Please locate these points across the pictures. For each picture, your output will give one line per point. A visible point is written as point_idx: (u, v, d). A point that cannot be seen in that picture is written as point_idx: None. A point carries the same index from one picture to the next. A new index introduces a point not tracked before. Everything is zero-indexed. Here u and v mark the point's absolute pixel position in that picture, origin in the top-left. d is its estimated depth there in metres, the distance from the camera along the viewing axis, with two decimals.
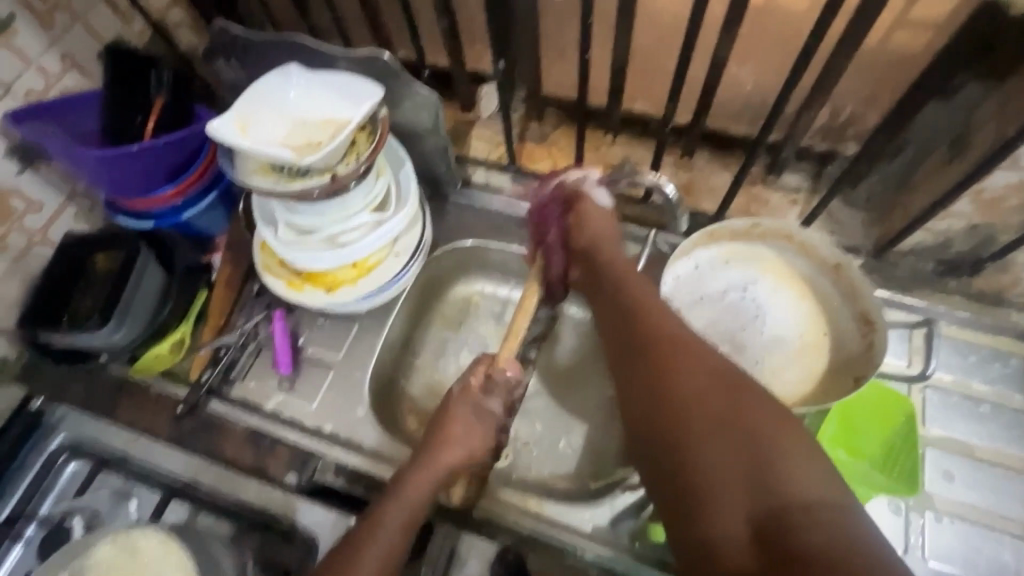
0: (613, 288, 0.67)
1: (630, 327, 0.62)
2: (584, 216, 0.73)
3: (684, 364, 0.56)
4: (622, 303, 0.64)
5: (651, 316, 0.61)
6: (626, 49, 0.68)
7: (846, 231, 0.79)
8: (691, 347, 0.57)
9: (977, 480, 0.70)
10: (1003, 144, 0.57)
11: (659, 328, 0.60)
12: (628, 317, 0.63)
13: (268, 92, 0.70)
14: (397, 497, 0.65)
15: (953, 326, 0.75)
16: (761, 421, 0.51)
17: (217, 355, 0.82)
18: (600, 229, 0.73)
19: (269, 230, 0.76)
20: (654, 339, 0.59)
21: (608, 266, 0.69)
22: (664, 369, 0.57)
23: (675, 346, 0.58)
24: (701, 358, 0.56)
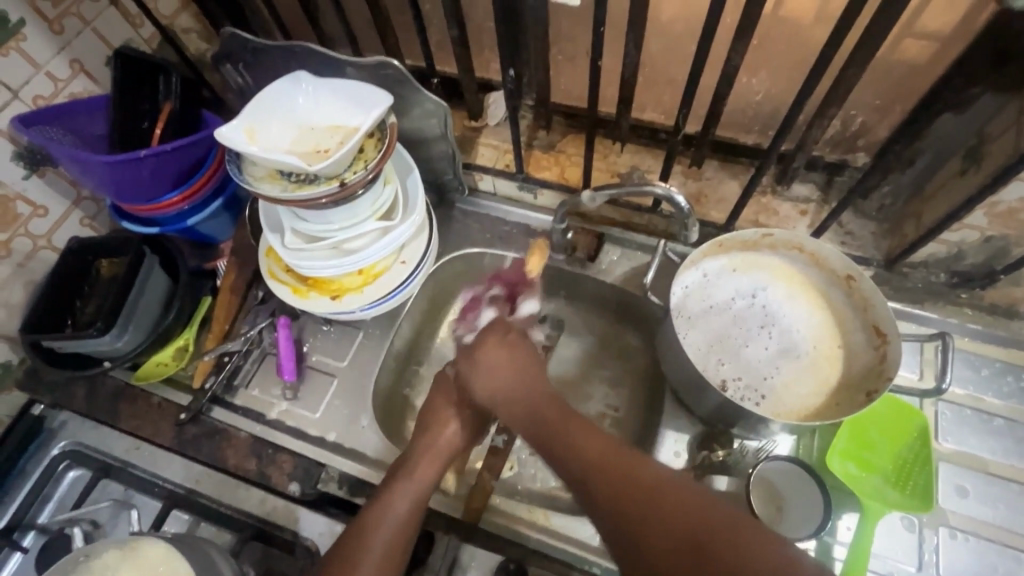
0: (556, 433, 0.64)
1: (591, 480, 0.58)
2: (482, 364, 0.72)
3: (661, 517, 0.53)
4: (572, 452, 0.61)
5: (606, 462, 0.58)
6: (636, 59, 0.67)
7: (857, 242, 0.79)
8: (660, 493, 0.55)
9: (991, 496, 0.69)
10: (1018, 156, 0.56)
11: (621, 479, 0.57)
12: (584, 467, 0.59)
13: (276, 99, 0.70)
14: (390, 500, 0.64)
15: (965, 339, 0.75)
16: (759, 562, 0.48)
17: (220, 362, 0.81)
18: (509, 373, 0.71)
19: (275, 235, 0.75)
20: (620, 495, 0.56)
21: (541, 411, 0.67)
22: (641, 530, 0.53)
23: (643, 496, 0.55)
24: (674, 506, 0.53)
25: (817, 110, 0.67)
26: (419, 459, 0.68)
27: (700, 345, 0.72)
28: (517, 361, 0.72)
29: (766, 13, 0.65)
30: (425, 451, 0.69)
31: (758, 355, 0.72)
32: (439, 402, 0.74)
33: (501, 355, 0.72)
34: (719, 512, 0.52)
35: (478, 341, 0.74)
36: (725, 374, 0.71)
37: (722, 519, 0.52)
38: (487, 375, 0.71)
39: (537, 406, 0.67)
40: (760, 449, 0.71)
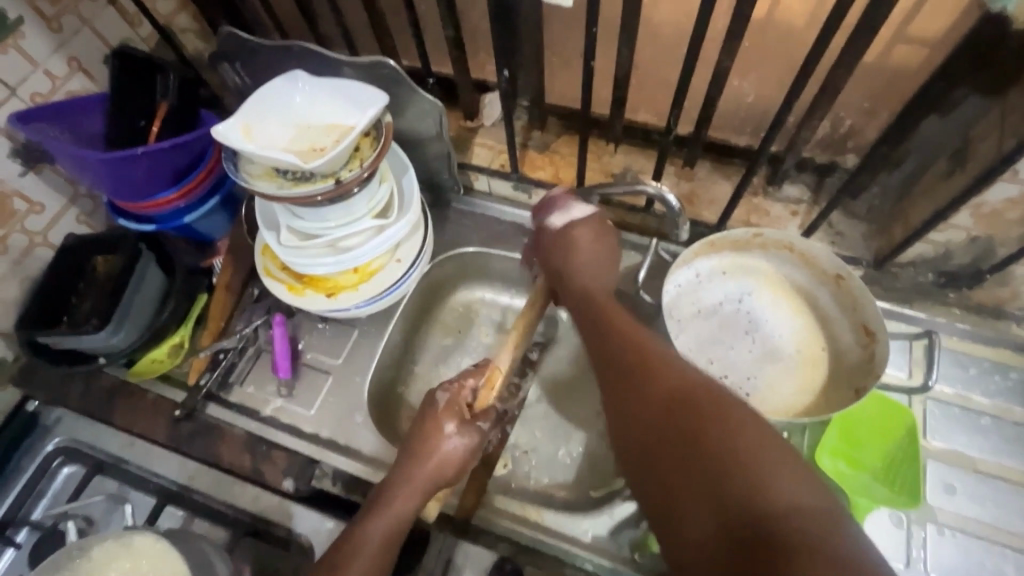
0: (597, 314, 0.66)
1: (610, 353, 0.62)
2: (568, 241, 0.73)
3: (652, 381, 0.56)
4: (604, 332, 0.64)
5: (625, 337, 0.62)
6: (629, 60, 0.68)
7: (847, 242, 0.80)
8: (660, 367, 0.57)
9: (978, 493, 0.70)
10: (1002, 156, 0.57)
11: (636, 354, 0.60)
12: (609, 342, 0.63)
13: (273, 97, 0.70)
14: (362, 539, 0.62)
15: (953, 339, 0.76)
16: (721, 430, 0.49)
17: (215, 360, 0.82)
18: (591, 253, 0.72)
19: (271, 234, 0.76)
20: (626, 365, 0.59)
21: (586, 294, 0.69)
22: (633, 394, 0.56)
23: (638, 365, 0.58)
24: (665, 378, 0.55)
25: (807, 111, 0.68)
26: (396, 495, 0.65)
27: (690, 347, 0.73)
28: (597, 251, 0.72)
29: (757, 16, 0.66)
30: (404, 481, 0.66)
31: (745, 357, 0.73)
32: (428, 424, 0.69)
33: (597, 245, 0.73)
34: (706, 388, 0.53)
35: (569, 228, 0.74)
36: (714, 372, 0.72)
37: (705, 394, 0.52)
38: (577, 256, 0.72)
39: (580, 287, 0.70)
40: None
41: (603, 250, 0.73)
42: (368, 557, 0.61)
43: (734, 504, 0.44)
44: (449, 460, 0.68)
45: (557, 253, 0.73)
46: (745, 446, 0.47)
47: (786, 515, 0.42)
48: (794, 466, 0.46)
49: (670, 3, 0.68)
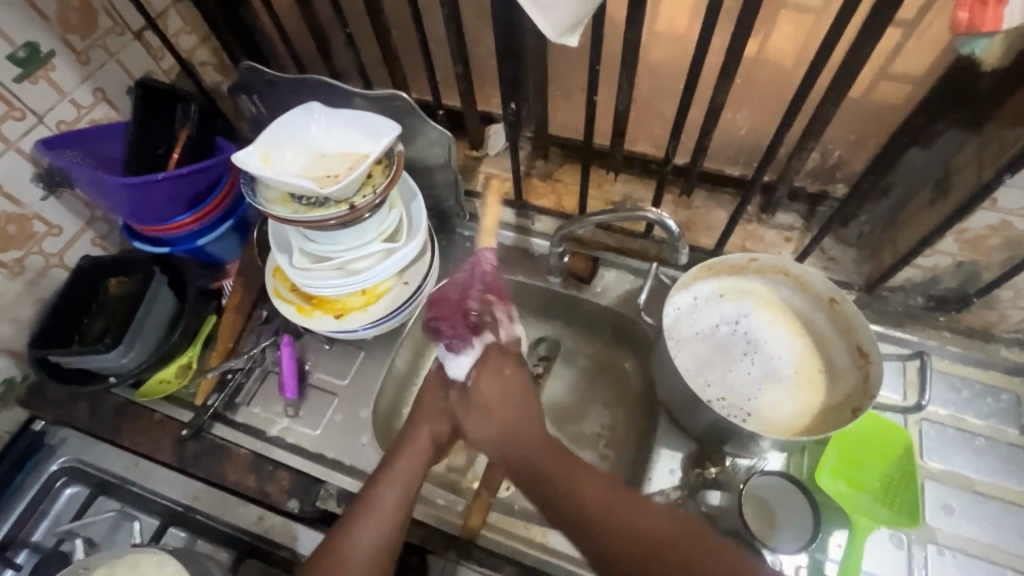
0: (542, 471, 0.62)
1: (618, 542, 0.56)
2: (488, 407, 0.67)
3: (619, 527, 0.57)
4: (519, 452, 0.64)
5: (604, 506, 0.58)
6: (629, 94, 0.72)
7: (838, 267, 0.83)
8: (674, 538, 0.56)
9: (975, 514, 0.71)
10: (981, 186, 0.61)
11: (634, 537, 0.56)
12: (552, 492, 0.60)
13: (290, 127, 0.74)
14: (399, 470, 0.66)
15: (944, 361, 0.78)
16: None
17: (223, 380, 0.83)
18: (517, 417, 0.66)
19: (284, 256, 0.78)
20: (631, 551, 0.55)
21: (527, 441, 0.64)
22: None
23: (580, 504, 0.59)
24: (698, 559, 0.54)
25: (797, 144, 0.71)
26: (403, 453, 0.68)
27: (689, 367, 0.75)
28: (511, 402, 0.67)
29: (751, 55, 0.71)
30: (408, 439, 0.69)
31: (745, 376, 0.75)
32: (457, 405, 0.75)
33: (502, 385, 0.68)
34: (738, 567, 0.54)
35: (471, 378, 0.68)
36: (711, 395, 0.73)
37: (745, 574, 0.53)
38: (497, 418, 0.67)
39: (527, 443, 0.64)
40: (752, 467, 0.72)
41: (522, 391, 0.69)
42: (381, 523, 0.62)
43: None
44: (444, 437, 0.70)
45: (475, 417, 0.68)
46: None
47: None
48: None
49: (667, 43, 0.73)
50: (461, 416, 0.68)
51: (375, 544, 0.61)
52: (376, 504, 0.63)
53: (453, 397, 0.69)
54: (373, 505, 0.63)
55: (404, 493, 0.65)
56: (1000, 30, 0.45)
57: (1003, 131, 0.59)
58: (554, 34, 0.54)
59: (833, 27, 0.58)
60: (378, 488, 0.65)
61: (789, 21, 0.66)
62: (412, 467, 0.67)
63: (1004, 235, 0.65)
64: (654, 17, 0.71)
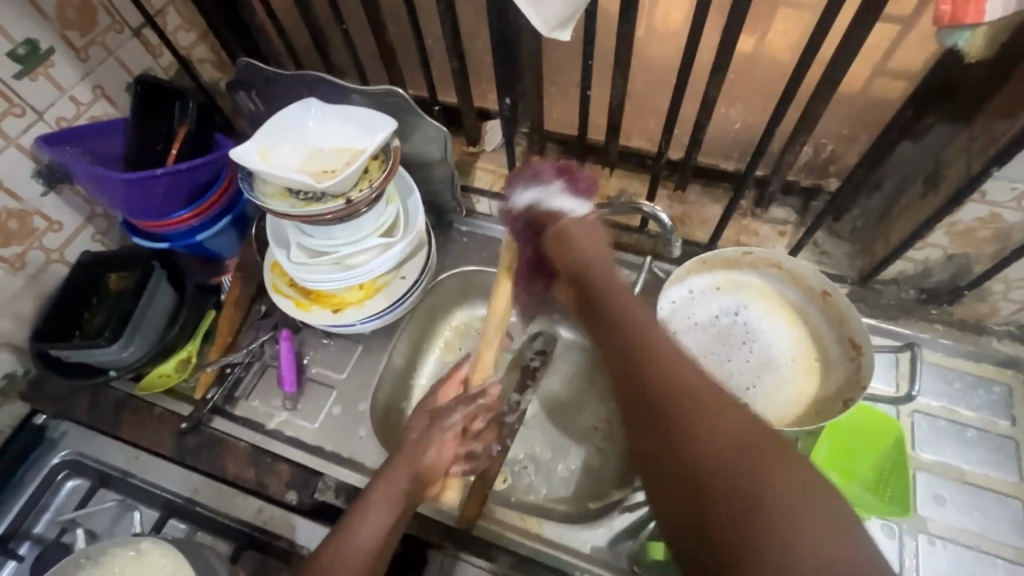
0: (620, 316, 0.58)
1: (653, 389, 0.50)
2: (568, 234, 0.68)
3: (650, 365, 0.51)
4: (590, 297, 0.63)
5: (657, 357, 0.52)
6: (623, 89, 0.73)
7: (832, 261, 0.84)
8: (712, 397, 0.48)
9: (967, 504, 0.71)
10: (970, 178, 0.61)
11: (659, 375, 0.50)
12: (619, 327, 0.57)
13: (287, 122, 0.74)
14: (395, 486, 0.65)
15: (937, 354, 0.79)
16: (784, 489, 0.41)
17: (222, 373, 0.84)
18: (593, 250, 0.66)
19: (282, 251, 0.79)
20: (660, 396, 0.49)
21: (600, 289, 0.62)
22: (675, 441, 0.46)
23: (633, 342, 0.54)
24: (717, 417, 0.46)
25: (790, 137, 0.72)
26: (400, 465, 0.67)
27: None
28: (601, 249, 0.67)
29: (743, 50, 0.71)
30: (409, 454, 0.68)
31: (739, 368, 0.75)
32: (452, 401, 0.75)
33: (597, 239, 0.68)
34: (768, 434, 0.45)
35: (563, 225, 0.69)
36: None
37: (767, 443, 0.44)
38: (572, 253, 0.67)
39: (598, 280, 0.63)
40: None
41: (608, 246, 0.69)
42: (382, 517, 0.62)
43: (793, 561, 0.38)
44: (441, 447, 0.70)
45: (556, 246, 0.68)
46: (807, 504, 0.41)
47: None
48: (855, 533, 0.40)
49: (660, 38, 0.74)
50: (566, 232, 0.68)
51: (379, 539, 0.61)
52: (375, 503, 0.63)
53: (553, 226, 0.69)
54: (370, 504, 0.63)
55: (401, 493, 0.65)
56: (982, 22, 0.46)
57: (990, 124, 0.60)
58: (545, 29, 0.55)
59: (822, 21, 0.58)
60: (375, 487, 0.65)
61: (781, 16, 0.67)
62: (408, 471, 0.67)
63: (993, 227, 0.65)
64: (648, 13, 0.72)
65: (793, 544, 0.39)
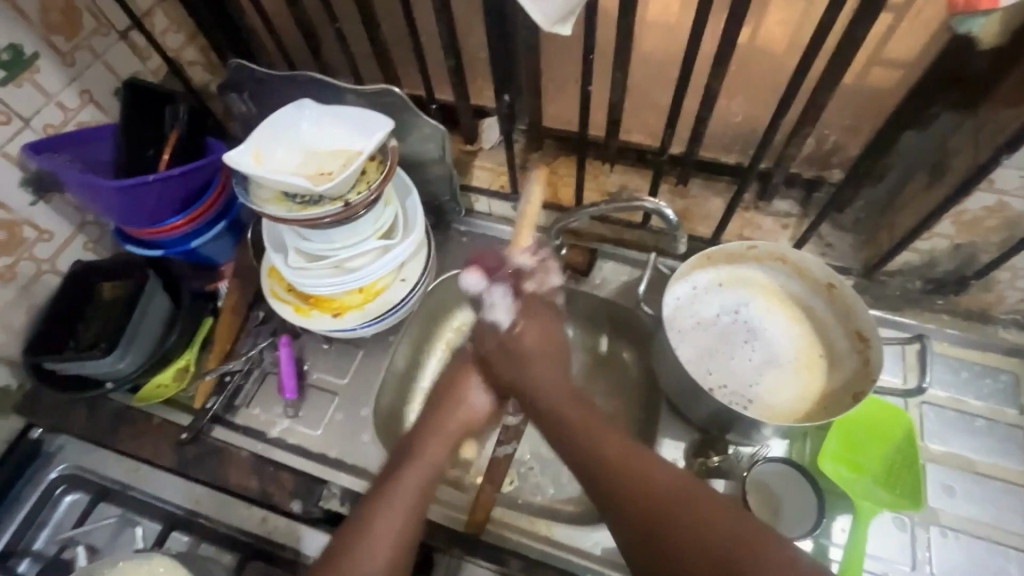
0: (577, 428, 0.63)
1: (629, 509, 0.55)
2: (500, 345, 0.71)
3: (620, 479, 0.56)
4: (538, 403, 0.68)
5: (628, 467, 0.57)
6: (623, 83, 0.72)
7: (836, 253, 0.83)
8: (693, 504, 0.53)
9: (978, 494, 0.71)
10: (978, 167, 0.60)
11: (632, 493, 0.55)
12: (574, 440, 0.62)
13: (280, 124, 0.73)
14: (458, 423, 0.71)
15: (943, 344, 0.79)
16: None
17: (221, 382, 0.82)
18: (546, 362, 0.71)
19: (279, 255, 0.77)
20: (651, 515, 0.53)
21: (549, 393, 0.68)
22: (670, 563, 0.51)
23: (592, 456, 0.59)
24: (709, 528, 0.51)
25: (793, 130, 0.71)
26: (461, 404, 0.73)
27: (690, 356, 0.75)
28: (548, 350, 0.71)
29: (744, 42, 0.70)
30: (438, 421, 0.71)
31: (745, 363, 0.75)
32: (458, 377, 0.75)
33: (535, 323, 0.72)
34: (755, 533, 0.50)
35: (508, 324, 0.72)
36: (712, 385, 0.73)
37: (756, 543, 0.49)
38: (534, 364, 0.70)
39: (546, 398, 0.67)
40: (754, 454, 0.73)
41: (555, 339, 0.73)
42: (406, 501, 0.62)
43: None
44: (475, 411, 0.73)
45: (510, 366, 0.71)
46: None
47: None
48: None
49: (659, 31, 0.72)
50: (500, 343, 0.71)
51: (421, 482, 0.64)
52: (399, 491, 0.62)
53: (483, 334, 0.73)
54: (426, 442, 0.68)
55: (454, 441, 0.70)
56: (995, 8, 0.45)
57: (996, 113, 0.59)
58: (545, 24, 0.54)
59: (824, 11, 0.57)
60: (402, 475, 0.64)
61: (784, 6, 0.66)
62: (456, 422, 0.71)
63: (1000, 216, 0.65)
64: (646, 5, 0.71)
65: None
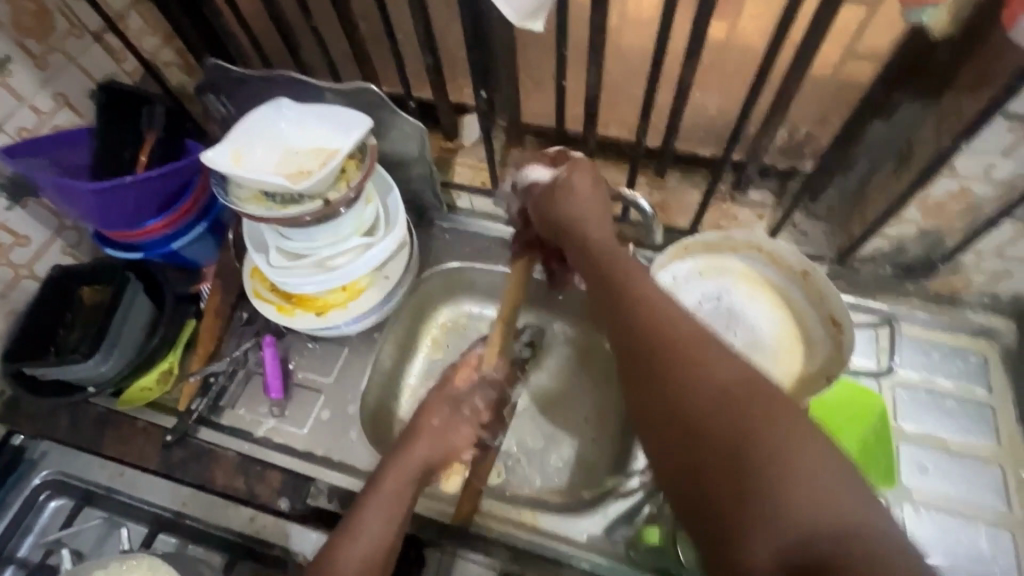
0: (609, 266, 0.61)
1: (651, 335, 0.52)
2: (553, 191, 0.69)
3: (651, 308, 0.54)
4: (572, 227, 0.67)
5: (651, 305, 0.55)
6: (598, 78, 0.73)
7: (810, 241, 0.85)
8: (703, 344, 0.50)
9: (949, 471, 0.73)
10: (941, 153, 0.62)
11: (656, 324, 0.53)
12: (604, 273, 0.61)
13: (258, 123, 0.73)
14: (422, 452, 0.67)
15: (915, 327, 0.81)
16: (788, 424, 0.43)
17: (206, 384, 0.82)
18: (590, 204, 0.68)
19: (260, 255, 0.77)
20: (659, 347, 0.51)
21: (586, 233, 0.65)
22: (672, 378, 0.49)
23: (625, 287, 0.57)
24: (717, 362, 0.48)
25: (764, 121, 0.73)
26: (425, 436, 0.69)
27: None
28: (594, 198, 0.68)
29: (714, 36, 0.72)
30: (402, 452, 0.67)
31: None
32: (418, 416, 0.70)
33: (594, 199, 0.68)
34: (756, 374, 0.47)
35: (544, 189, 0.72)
36: None
37: (756, 383, 0.46)
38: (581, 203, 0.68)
39: (592, 238, 0.65)
40: None
41: (599, 190, 0.69)
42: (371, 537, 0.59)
43: (793, 504, 0.39)
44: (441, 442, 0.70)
45: (547, 205, 0.70)
46: (799, 456, 0.41)
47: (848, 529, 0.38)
48: (842, 469, 0.41)
49: None
50: (553, 191, 0.69)
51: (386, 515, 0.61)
52: (364, 525, 0.60)
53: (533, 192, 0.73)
54: (387, 478, 0.64)
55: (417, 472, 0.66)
56: None
57: (956, 101, 0.61)
58: (517, 19, 0.55)
59: (789, 4, 0.59)
60: (363, 512, 0.61)
61: None
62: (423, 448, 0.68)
63: (963, 201, 0.67)
64: None
65: (793, 488, 0.40)
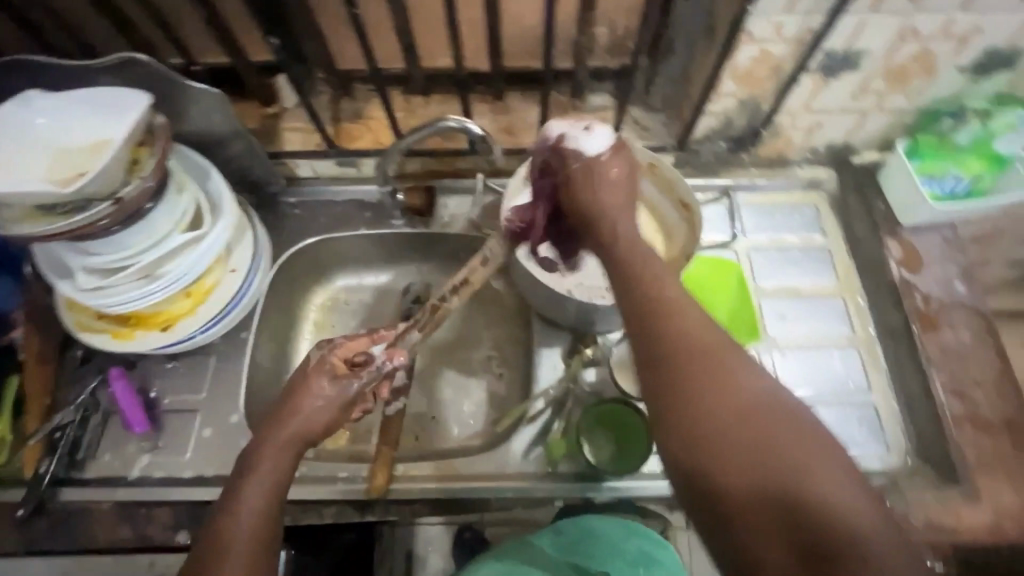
0: (611, 234, 0.51)
1: (658, 314, 0.46)
2: (574, 175, 0.54)
3: (648, 280, 0.47)
4: (583, 191, 0.53)
5: (667, 294, 0.46)
6: (399, 4, 0.67)
7: (653, 134, 0.87)
8: (703, 330, 0.45)
9: (806, 313, 0.82)
10: (736, 21, 0.65)
11: (661, 299, 0.46)
12: (597, 232, 0.52)
13: (9, 129, 0.61)
14: (301, 417, 0.57)
15: (755, 195, 0.88)
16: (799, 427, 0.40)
17: (53, 441, 0.71)
18: (605, 180, 0.53)
19: (68, 283, 0.67)
20: (675, 367, 0.43)
21: (591, 200, 0.53)
22: (676, 366, 0.43)
23: (627, 257, 0.49)
24: (731, 361, 0.43)
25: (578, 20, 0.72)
26: (305, 393, 0.58)
27: None
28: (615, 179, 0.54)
29: None
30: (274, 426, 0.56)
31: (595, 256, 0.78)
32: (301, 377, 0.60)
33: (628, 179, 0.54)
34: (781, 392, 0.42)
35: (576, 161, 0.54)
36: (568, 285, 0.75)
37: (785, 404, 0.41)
38: (604, 192, 0.53)
39: (589, 203, 0.53)
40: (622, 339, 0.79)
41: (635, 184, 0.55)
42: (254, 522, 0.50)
43: (807, 507, 0.37)
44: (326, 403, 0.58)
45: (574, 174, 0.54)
46: (817, 465, 0.39)
47: (860, 529, 0.36)
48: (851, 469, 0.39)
49: None
50: (579, 172, 0.54)
51: (263, 502, 0.51)
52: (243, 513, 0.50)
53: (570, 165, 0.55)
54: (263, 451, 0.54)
55: (302, 438, 0.56)
56: None
57: None
58: None
59: None
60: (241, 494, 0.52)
61: None
62: (301, 419, 0.57)
63: (767, 64, 0.71)
64: None
65: (817, 477, 0.38)
